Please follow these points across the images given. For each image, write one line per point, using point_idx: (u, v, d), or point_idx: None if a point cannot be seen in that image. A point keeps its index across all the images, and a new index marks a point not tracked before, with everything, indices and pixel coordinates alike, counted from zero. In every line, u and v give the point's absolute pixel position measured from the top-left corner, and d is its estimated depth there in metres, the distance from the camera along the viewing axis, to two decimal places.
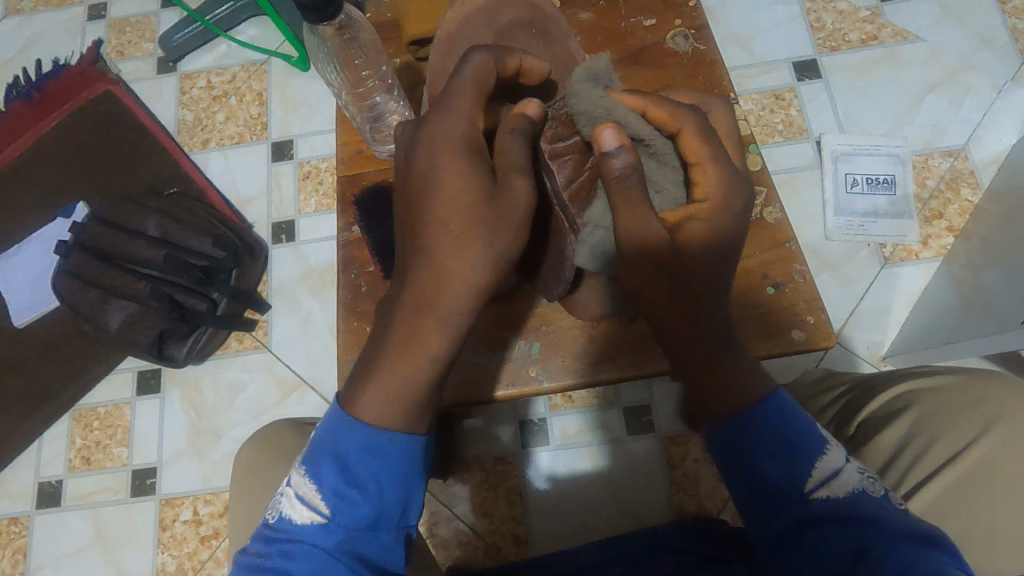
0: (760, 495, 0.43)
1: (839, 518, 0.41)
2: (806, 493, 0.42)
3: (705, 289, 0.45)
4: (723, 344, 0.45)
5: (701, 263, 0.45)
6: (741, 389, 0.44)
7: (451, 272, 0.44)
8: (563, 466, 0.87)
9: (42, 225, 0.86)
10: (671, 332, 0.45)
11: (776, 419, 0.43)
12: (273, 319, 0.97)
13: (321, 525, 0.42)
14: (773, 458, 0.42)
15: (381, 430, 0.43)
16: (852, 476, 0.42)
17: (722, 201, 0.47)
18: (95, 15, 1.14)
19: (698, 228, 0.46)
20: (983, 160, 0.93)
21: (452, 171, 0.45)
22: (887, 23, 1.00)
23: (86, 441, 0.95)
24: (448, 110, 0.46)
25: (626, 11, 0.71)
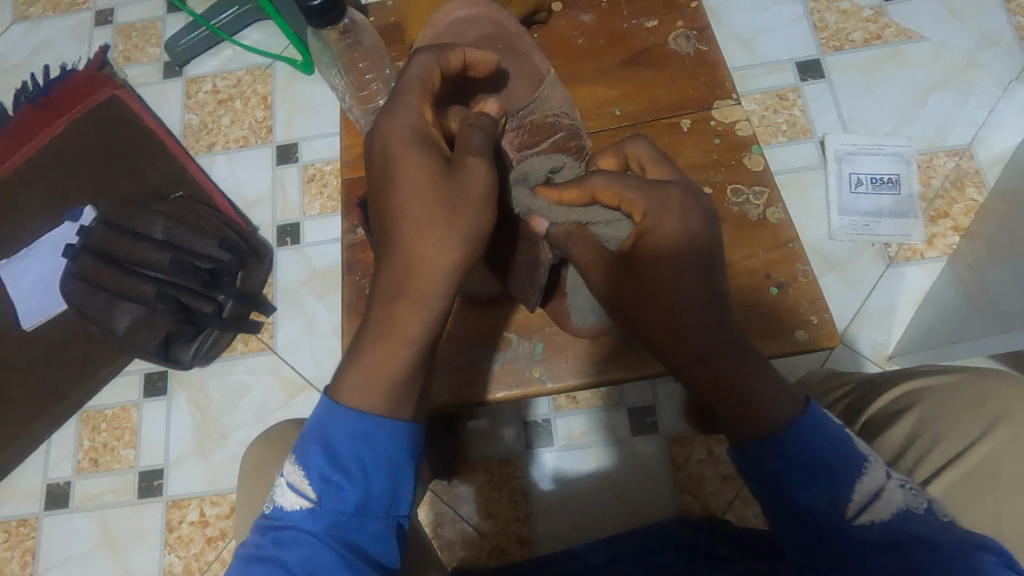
0: (806, 530, 0.43)
1: (886, 542, 0.40)
2: (847, 518, 0.42)
3: (690, 313, 0.45)
4: (726, 349, 0.45)
5: (667, 271, 0.46)
6: (752, 392, 0.44)
7: (421, 258, 0.45)
8: (565, 464, 0.87)
9: (50, 229, 0.87)
10: (676, 360, 0.46)
11: (812, 445, 0.43)
12: (278, 321, 0.98)
13: (310, 510, 0.42)
14: (814, 483, 0.42)
15: (366, 415, 0.43)
16: (894, 494, 0.42)
17: (661, 208, 0.47)
18: (102, 20, 1.15)
19: (655, 239, 0.46)
20: (988, 158, 0.93)
21: (410, 162, 0.46)
22: (891, 23, 1.00)
23: (94, 442, 0.96)
24: (397, 105, 0.48)
25: (627, 13, 0.71)
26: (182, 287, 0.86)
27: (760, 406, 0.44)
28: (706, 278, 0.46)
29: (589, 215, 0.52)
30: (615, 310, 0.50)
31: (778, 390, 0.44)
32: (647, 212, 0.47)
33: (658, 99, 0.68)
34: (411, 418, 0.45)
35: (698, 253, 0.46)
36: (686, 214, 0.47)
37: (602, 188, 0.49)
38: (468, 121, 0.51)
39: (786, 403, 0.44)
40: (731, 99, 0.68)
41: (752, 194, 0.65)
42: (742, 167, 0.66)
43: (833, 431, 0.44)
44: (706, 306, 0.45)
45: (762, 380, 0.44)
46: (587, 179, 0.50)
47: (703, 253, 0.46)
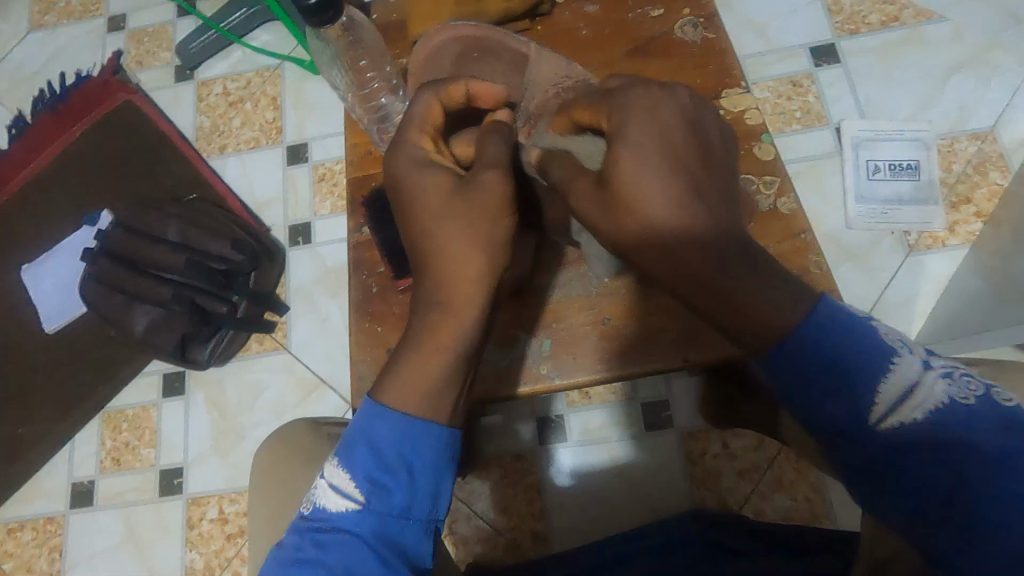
0: (823, 435, 0.39)
1: (922, 445, 0.36)
2: (871, 424, 0.38)
3: (667, 211, 0.40)
4: (712, 252, 0.39)
5: (652, 214, 0.41)
6: (762, 303, 0.38)
7: (457, 270, 0.44)
8: (582, 460, 0.87)
9: (70, 233, 0.90)
10: (659, 266, 0.41)
11: (829, 347, 0.38)
12: (292, 320, 0.98)
13: (356, 512, 0.41)
14: (829, 394, 0.38)
15: (413, 419, 0.42)
16: (930, 387, 0.37)
17: (626, 109, 0.44)
18: (115, 26, 1.17)
19: (624, 155, 0.41)
20: (1012, 141, 0.90)
21: (427, 198, 0.46)
22: (909, 3, 0.97)
23: (116, 442, 0.98)
24: (400, 152, 0.49)
25: (634, 2, 0.70)
26: (199, 290, 0.87)
27: (764, 314, 0.38)
28: (676, 179, 0.41)
29: (575, 142, 0.51)
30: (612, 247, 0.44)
31: (792, 303, 0.39)
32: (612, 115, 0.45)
33: None
34: (450, 425, 0.44)
35: (673, 153, 0.41)
36: (653, 108, 0.43)
37: (579, 105, 0.49)
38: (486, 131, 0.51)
39: (790, 304, 0.39)
40: (741, 87, 0.66)
41: (763, 185, 0.64)
42: (752, 157, 0.65)
43: (858, 324, 0.39)
44: (696, 209, 0.40)
45: (761, 281, 0.39)
46: (569, 102, 0.52)
47: (681, 147, 0.42)
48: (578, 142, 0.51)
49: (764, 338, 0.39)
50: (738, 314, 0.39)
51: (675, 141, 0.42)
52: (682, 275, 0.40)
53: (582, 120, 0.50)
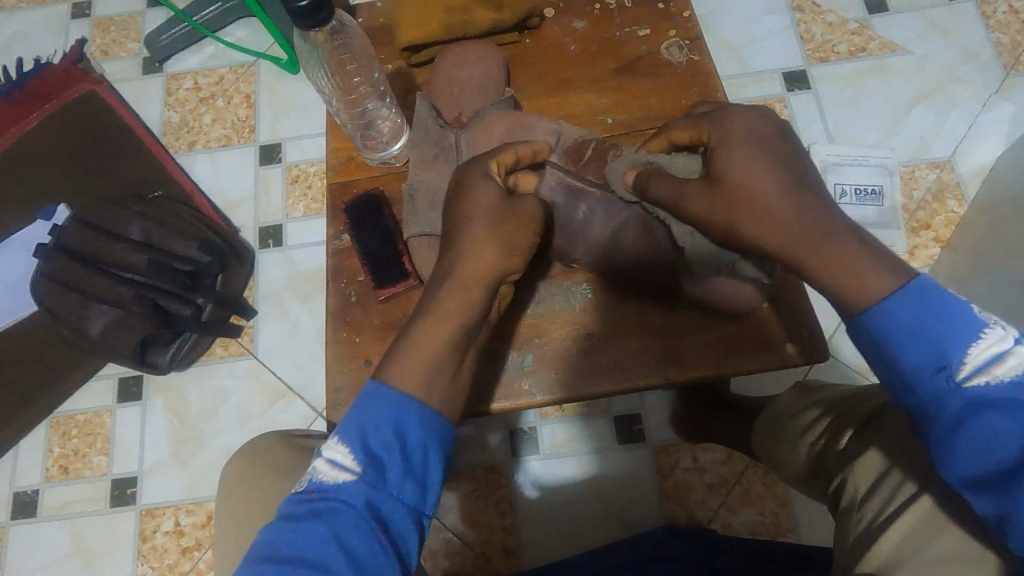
0: (903, 391, 0.39)
1: (1008, 404, 0.35)
2: (959, 384, 0.37)
3: (766, 195, 0.44)
4: (802, 226, 0.42)
5: (768, 189, 0.44)
6: (857, 265, 0.40)
7: (481, 266, 0.46)
8: (553, 473, 0.86)
9: (19, 229, 0.81)
10: (764, 240, 0.44)
11: (911, 313, 0.38)
12: (259, 325, 0.96)
13: (351, 483, 0.39)
14: (919, 349, 0.37)
15: (413, 399, 0.41)
16: (1022, 358, 0.36)
17: (727, 124, 0.48)
18: (79, 13, 1.12)
19: (731, 152, 0.46)
20: (969, 171, 0.94)
21: (482, 192, 0.49)
22: (875, 36, 1.01)
23: (65, 449, 0.93)
24: (478, 160, 0.53)
25: (620, 20, 0.71)
26: (162, 290, 0.84)
27: (853, 276, 0.40)
28: (785, 166, 0.44)
29: (667, 158, 0.56)
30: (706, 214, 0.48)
31: (886, 270, 0.39)
32: (710, 130, 0.49)
33: (649, 109, 0.68)
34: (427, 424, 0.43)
35: (774, 148, 0.45)
36: (745, 120, 0.47)
37: (679, 125, 0.53)
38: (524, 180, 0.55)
39: (887, 276, 0.39)
40: None
41: None
42: None
43: (950, 295, 0.38)
44: (787, 186, 0.43)
45: (862, 248, 0.40)
46: (669, 125, 0.55)
47: (779, 147, 0.46)
48: (678, 159, 0.55)
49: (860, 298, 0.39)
50: (841, 276, 0.40)
51: (766, 141, 0.46)
52: (786, 245, 0.43)
53: (680, 140, 0.53)
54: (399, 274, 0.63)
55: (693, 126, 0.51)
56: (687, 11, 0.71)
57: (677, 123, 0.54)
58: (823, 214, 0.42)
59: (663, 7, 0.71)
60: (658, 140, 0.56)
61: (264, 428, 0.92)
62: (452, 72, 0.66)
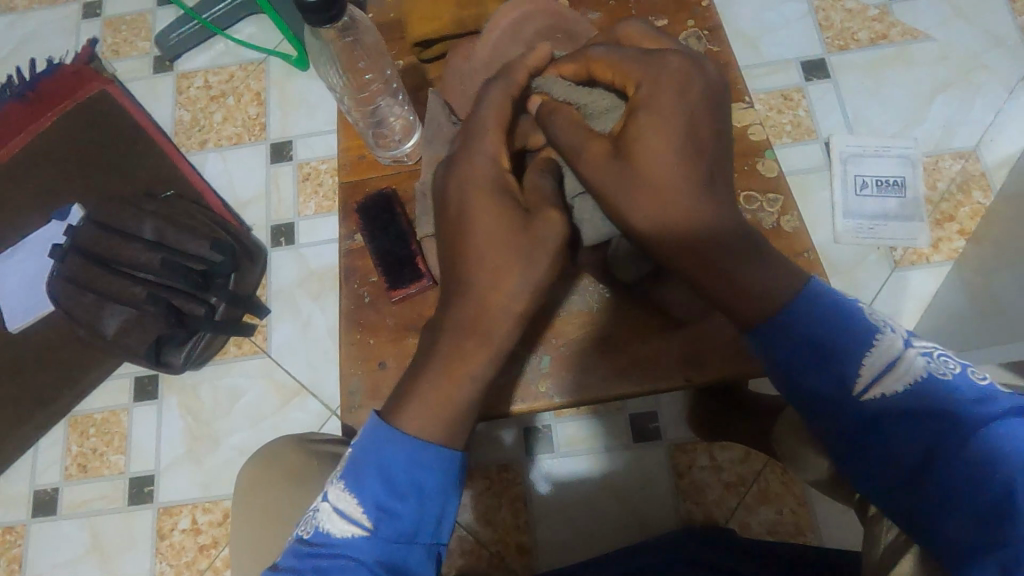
0: (807, 403, 0.43)
1: (899, 410, 0.39)
2: (856, 395, 0.40)
3: (676, 179, 0.42)
4: (701, 225, 0.42)
5: (662, 178, 0.42)
6: (750, 274, 0.42)
7: (496, 293, 0.43)
8: (568, 471, 0.85)
9: (36, 228, 0.83)
10: (646, 223, 0.43)
11: (809, 324, 0.42)
12: (273, 324, 0.96)
13: (362, 539, 0.40)
14: (815, 367, 0.41)
15: (425, 444, 0.41)
16: (912, 362, 0.40)
17: (654, 82, 0.43)
18: (89, 13, 1.12)
19: (644, 120, 0.42)
20: (994, 162, 0.91)
21: (484, 219, 0.44)
22: (897, 22, 0.98)
23: (83, 448, 0.94)
24: (475, 153, 0.47)
25: (637, 12, 0.69)
26: (175, 290, 0.84)
27: (755, 290, 0.42)
28: (696, 152, 0.42)
29: (582, 97, 0.50)
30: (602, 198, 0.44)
31: (789, 276, 0.43)
32: (644, 81, 0.44)
33: None
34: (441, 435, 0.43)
35: (689, 123, 0.42)
36: (685, 83, 0.43)
37: (599, 57, 0.47)
38: (537, 167, 0.50)
39: (784, 280, 0.42)
40: (744, 101, 0.65)
41: (766, 202, 0.63)
42: (756, 173, 0.64)
43: (839, 309, 0.42)
44: (700, 177, 0.42)
45: (761, 258, 0.42)
46: (587, 49, 0.49)
47: (708, 129, 0.43)
48: (588, 93, 0.50)
49: (763, 311, 0.42)
50: (740, 290, 0.42)
51: (701, 119, 0.43)
52: (676, 240, 0.42)
53: (602, 74, 0.48)
54: (413, 274, 0.63)
55: (625, 77, 0.46)
56: (706, 1, 0.69)
57: (596, 52, 0.48)
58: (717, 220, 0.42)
59: None
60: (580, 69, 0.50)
61: (277, 427, 0.92)
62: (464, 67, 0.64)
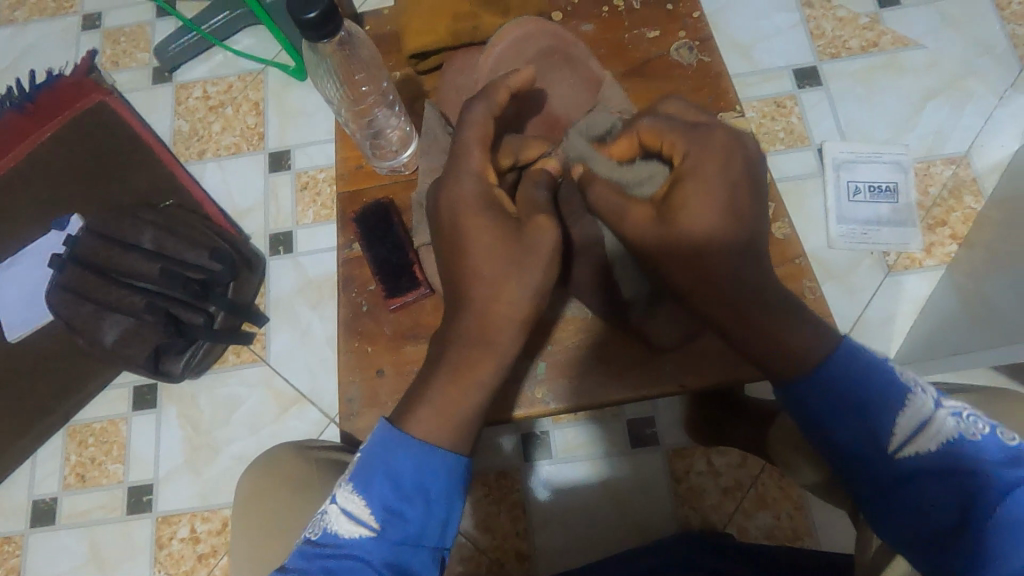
0: (839, 454, 0.45)
1: (931, 470, 0.42)
2: (891, 452, 0.43)
3: (716, 241, 0.43)
4: (746, 290, 0.44)
5: (700, 242, 0.44)
6: (790, 334, 0.44)
7: (496, 302, 0.44)
8: (566, 477, 0.86)
9: (35, 239, 0.82)
10: (671, 253, 0.44)
11: (845, 385, 0.44)
12: (271, 332, 0.96)
13: (370, 539, 0.40)
14: (851, 422, 0.43)
15: (432, 447, 0.42)
16: (945, 423, 0.42)
17: (700, 151, 0.45)
18: (89, 25, 1.13)
19: (688, 190, 0.44)
20: (985, 167, 0.93)
21: (478, 235, 0.45)
22: (887, 30, 1.00)
23: (82, 457, 0.94)
24: (461, 174, 0.48)
25: (629, 23, 0.70)
26: (174, 299, 0.85)
27: (796, 352, 0.44)
28: (736, 217, 0.44)
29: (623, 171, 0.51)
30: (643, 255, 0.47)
31: (814, 335, 0.44)
32: (690, 150, 0.46)
33: None
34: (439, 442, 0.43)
35: (733, 194, 0.44)
36: (731, 154, 0.45)
37: (647, 128, 0.49)
38: (529, 179, 0.53)
39: (812, 337, 0.44)
40: (735, 110, 0.66)
41: None
42: None
43: (875, 368, 0.44)
44: (747, 248, 0.44)
45: (791, 316, 0.44)
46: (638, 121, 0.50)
47: (748, 198, 0.45)
48: (631, 168, 0.51)
49: (791, 366, 0.44)
50: (780, 351, 0.44)
51: (743, 189, 0.44)
52: (711, 298, 0.44)
53: (648, 143, 0.50)
54: (412, 283, 0.63)
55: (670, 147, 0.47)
56: (697, 12, 0.70)
57: (644, 124, 0.49)
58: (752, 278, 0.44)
59: (671, 9, 0.70)
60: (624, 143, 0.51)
61: (276, 435, 0.92)
62: (458, 79, 0.65)
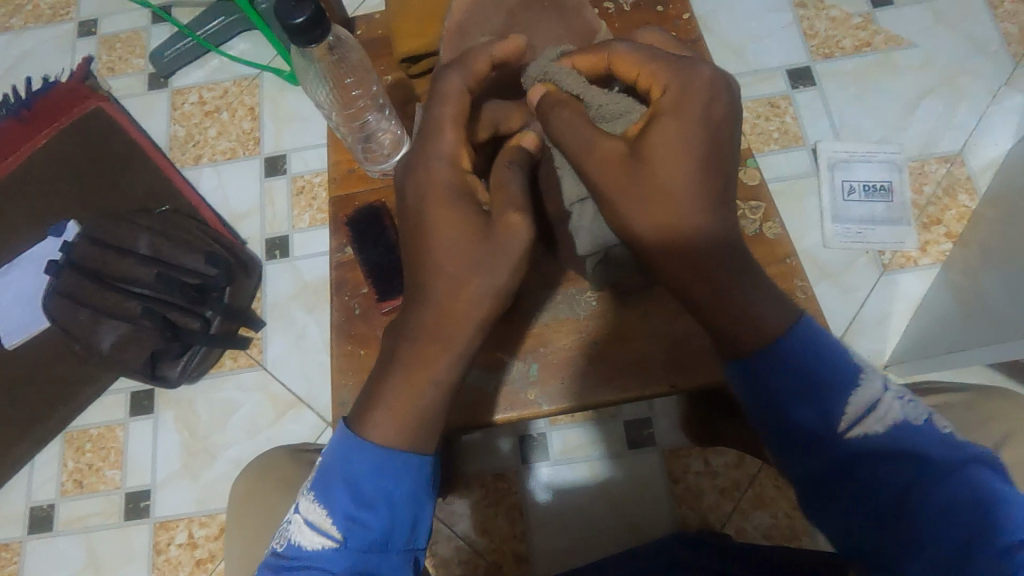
0: (791, 433, 0.45)
1: (875, 451, 0.43)
2: (839, 432, 0.43)
3: (688, 188, 0.42)
4: (708, 243, 0.43)
5: (671, 190, 0.42)
6: (749, 304, 0.43)
7: (458, 300, 0.43)
8: (563, 478, 0.86)
9: (31, 245, 0.83)
10: (644, 220, 0.43)
11: (802, 356, 0.43)
12: (268, 336, 0.96)
13: (332, 549, 0.42)
14: (805, 403, 0.44)
15: (391, 454, 0.43)
16: (889, 406, 0.43)
17: (681, 94, 0.44)
18: (85, 31, 1.13)
19: (664, 131, 0.43)
20: (979, 165, 0.93)
21: (446, 221, 0.44)
22: (880, 30, 1.00)
23: (79, 464, 0.94)
24: (430, 159, 0.46)
25: (620, 25, 0.70)
26: (170, 305, 0.85)
27: (756, 322, 0.43)
28: (711, 163, 0.43)
29: (595, 95, 0.49)
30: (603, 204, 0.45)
31: (781, 312, 0.44)
32: (671, 88, 0.44)
33: None
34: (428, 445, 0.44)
35: (709, 143, 0.43)
36: (712, 99, 0.43)
37: (623, 54, 0.47)
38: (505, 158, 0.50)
39: (778, 312, 0.44)
40: None
41: (748, 209, 0.64)
42: (738, 182, 0.65)
43: (828, 349, 0.44)
44: (714, 198, 0.43)
45: (757, 283, 0.43)
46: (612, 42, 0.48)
47: (722, 148, 0.44)
48: (603, 93, 0.49)
49: (754, 334, 0.43)
50: (737, 317, 0.43)
51: (722, 137, 0.44)
52: (674, 250, 0.43)
53: (621, 72, 0.48)
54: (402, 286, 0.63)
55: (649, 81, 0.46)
56: (687, 13, 0.70)
57: (619, 49, 0.47)
58: (720, 238, 0.43)
59: (662, 10, 0.70)
60: (591, 56, 0.49)
61: (273, 440, 0.92)
62: None
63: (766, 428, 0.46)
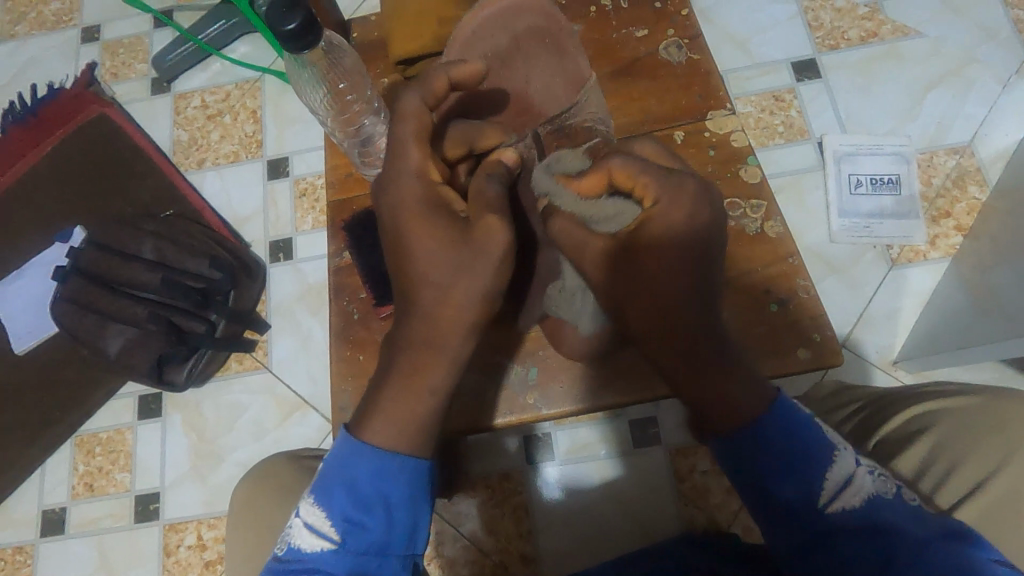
0: (771, 508, 0.44)
1: (854, 526, 0.42)
2: (819, 507, 0.43)
3: (669, 283, 0.44)
4: (691, 332, 0.44)
5: (657, 282, 0.44)
6: (728, 388, 0.44)
7: (445, 310, 0.43)
8: (573, 477, 0.85)
9: (38, 250, 0.82)
10: (615, 281, 0.47)
11: (783, 438, 0.44)
12: (273, 339, 0.96)
13: (330, 552, 0.41)
14: (783, 477, 0.44)
15: (390, 455, 0.43)
16: (864, 480, 0.44)
17: (672, 200, 0.44)
18: (88, 37, 1.14)
19: (653, 235, 0.44)
20: (989, 155, 0.91)
21: (421, 236, 0.44)
22: (887, 19, 0.98)
23: (89, 467, 0.95)
24: (400, 175, 0.46)
25: (618, 22, 0.70)
26: (175, 308, 0.85)
27: (733, 397, 0.44)
28: (695, 257, 0.44)
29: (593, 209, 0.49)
30: (601, 286, 0.48)
31: (752, 385, 0.44)
32: (661, 193, 0.44)
33: (654, 112, 0.67)
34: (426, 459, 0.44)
35: (692, 241, 0.43)
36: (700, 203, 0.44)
37: (618, 167, 0.46)
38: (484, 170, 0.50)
39: (757, 395, 0.44)
40: (725, 109, 0.66)
41: (749, 208, 0.63)
42: (739, 180, 0.64)
43: (800, 430, 0.44)
44: (698, 283, 0.44)
45: (735, 370, 0.44)
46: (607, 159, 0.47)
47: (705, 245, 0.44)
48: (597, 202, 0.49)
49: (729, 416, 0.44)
50: (714, 392, 0.44)
51: (704, 230, 0.44)
52: (660, 337, 0.45)
53: (619, 181, 0.47)
54: None
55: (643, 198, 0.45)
56: (685, 8, 0.69)
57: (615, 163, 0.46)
58: (703, 326, 0.44)
59: (660, 6, 0.69)
60: (591, 176, 0.48)
61: (280, 442, 0.93)
62: None
63: (745, 499, 0.46)
